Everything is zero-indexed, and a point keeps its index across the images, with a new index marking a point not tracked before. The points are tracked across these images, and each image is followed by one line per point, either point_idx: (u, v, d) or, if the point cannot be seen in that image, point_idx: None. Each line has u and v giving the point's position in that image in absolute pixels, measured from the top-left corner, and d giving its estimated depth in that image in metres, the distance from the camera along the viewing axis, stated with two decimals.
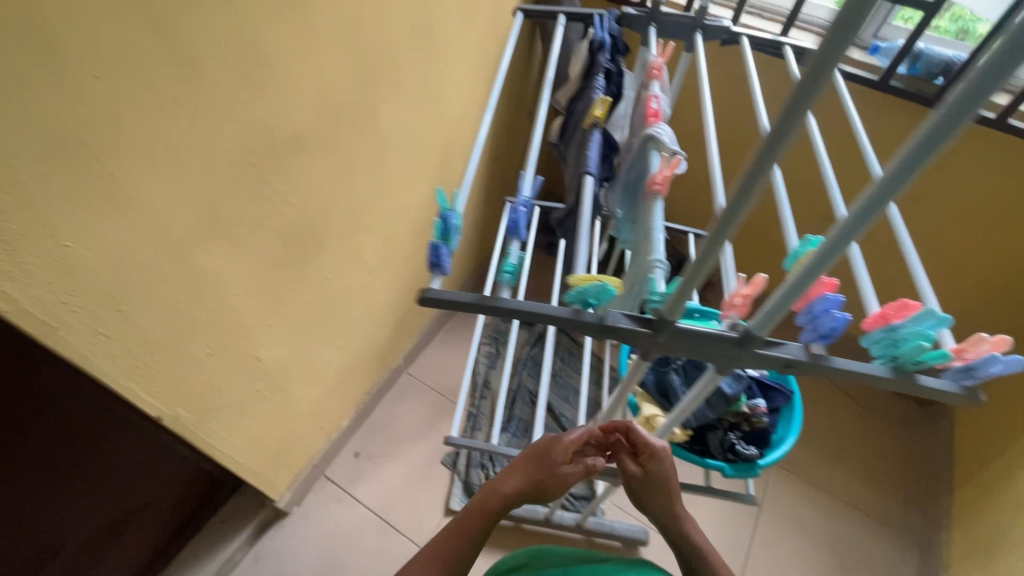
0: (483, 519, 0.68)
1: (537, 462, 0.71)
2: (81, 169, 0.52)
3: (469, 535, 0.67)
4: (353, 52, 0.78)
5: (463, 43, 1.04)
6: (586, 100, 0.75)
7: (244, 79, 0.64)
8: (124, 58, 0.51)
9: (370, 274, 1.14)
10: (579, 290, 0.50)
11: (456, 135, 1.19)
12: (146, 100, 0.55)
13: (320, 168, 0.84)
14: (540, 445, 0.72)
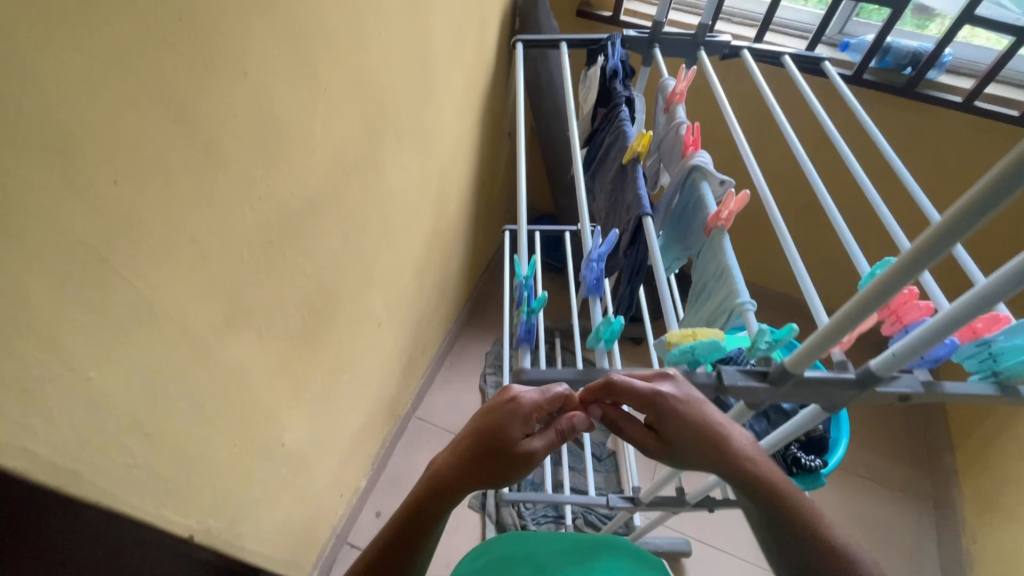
0: (405, 548, 0.49)
1: (473, 453, 0.49)
2: (101, 288, 0.44)
3: (388, 571, 0.49)
4: (358, 103, 0.72)
5: (452, 76, 1.00)
6: (615, 132, 0.73)
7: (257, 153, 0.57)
8: (137, 151, 0.44)
9: (380, 327, 1.07)
10: (683, 347, 0.49)
11: (449, 170, 1.14)
12: (163, 194, 0.48)
13: (332, 230, 0.77)
14: (476, 426, 0.50)
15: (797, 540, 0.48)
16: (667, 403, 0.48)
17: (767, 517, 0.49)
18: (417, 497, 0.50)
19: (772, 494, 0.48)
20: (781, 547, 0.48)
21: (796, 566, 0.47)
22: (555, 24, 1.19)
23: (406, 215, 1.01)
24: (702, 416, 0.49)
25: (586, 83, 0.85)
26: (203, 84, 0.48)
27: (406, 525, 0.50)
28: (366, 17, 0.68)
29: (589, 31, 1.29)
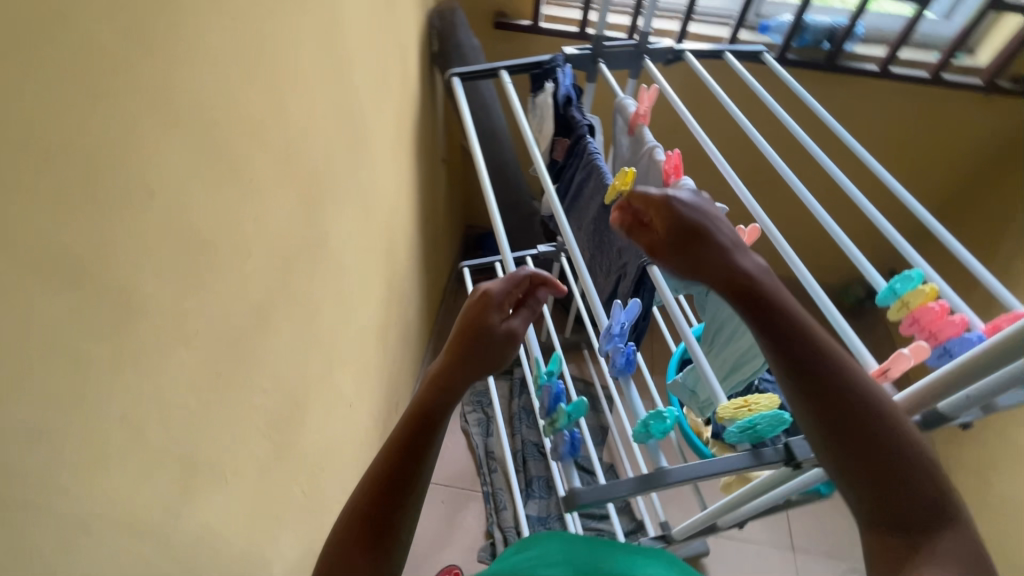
0: (397, 481, 0.44)
1: (466, 347, 0.49)
2: (10, 531, 0.33)
3: (381, 512, 0.43)
4: (289, 182, 0.61)
5: (382, 120, 0.90)
6: (588, 166, 0.66)
7: (186, 278, 0.46)
8: (27, 343, 0.32)
9: (351, 406, 0.96)
10: (748, 425, 0.43)
11: (393, 216, 1.04)
12: (73, 381, 0.36)
13: (285, 332, 0.66)
14: (465, 321, 0.50)
15: (857, 409, 0.37)
16: (677, 230, 0.40)
17: (816, 383, 0.37)
18: (407, 416, 0.46)
19: (824, 359, 0.37)
20: (840, 423, 0.37)
21: (857, 443, 0.36)
22: (476, 41, 1.11)
23: (359, 280, 0.90)
24: (721, 238, 0.40)
25: (536, 112, 0.78)
26: (102, 224, 0.36)
27: (399, 461, 0.44)
28: (285, 82, 0.57)
29: (510, 42, 1.23)
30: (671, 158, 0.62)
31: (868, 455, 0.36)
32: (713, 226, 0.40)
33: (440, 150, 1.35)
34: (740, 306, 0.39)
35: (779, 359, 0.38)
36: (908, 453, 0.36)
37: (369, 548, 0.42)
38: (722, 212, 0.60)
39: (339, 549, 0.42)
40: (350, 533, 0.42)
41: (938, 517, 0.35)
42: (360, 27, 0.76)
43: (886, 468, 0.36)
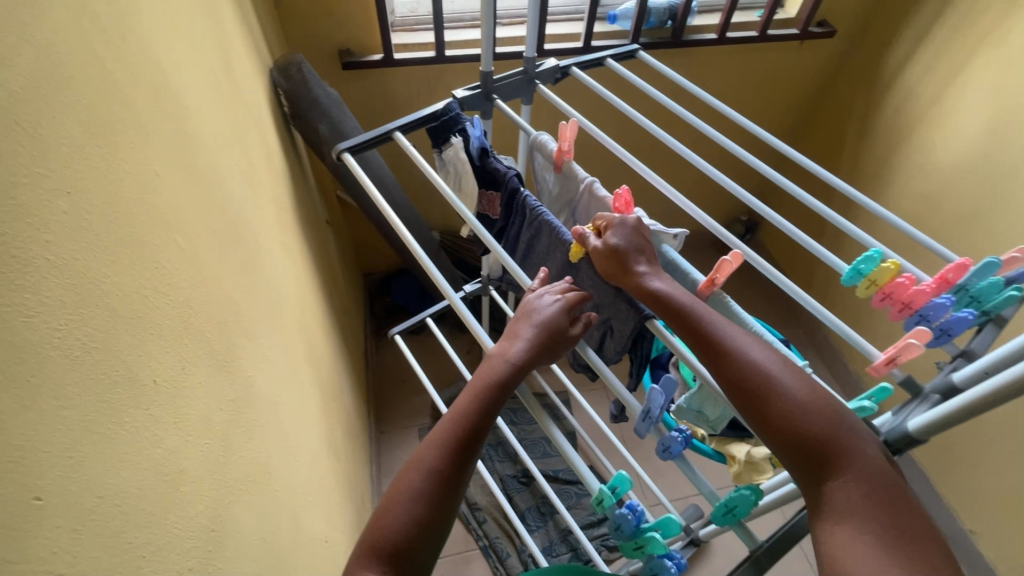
0: (466, 441, 0.49)
1: (539, 332, 0.54)
2: None
3: (446, 474, 0.47)
4: (195, 349, 0.48)
5: (262, 214, 0.76)
6: (534, 222, 0.62)
7: (119, 556, 0.33)
8: None
9: (327, 540, 0.83)
10: None
11: (302, 311, 0.90)
12: None
13: (244, 518, 0.53)
14: (541, 316, 0.55)
15: (760, 367, 0.45)
16: (610, 252, 0.54)
17: (760, 396, 0.44)
18: (481, 383, 0.52)
19: (766, 380, 0.45)
20: (783, 429, 0.43)
21: (760, 393, 0.44)
22: (332, 91, 0.99)
23: (292, 404, 0.77)
24: (647, 256, 0.54)
25: (447, 168, 0.71)
26: None
27: (470, 434, 0.50)
28: (157, 234, 0.44)
29: (366, 81, 1.11)
30: (620, 195, 0.59)
31: (761, 402, 0.44)
32: (638, 243, 0.54)
33: (321, 211, 1.20)
34: (655, 301, 0.51)
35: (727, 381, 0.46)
36: (804, 399, 0.44)
37: (427, 510, 0.46)
38: (682, 236, 0.59)
39: (403, 510, 0.46)
40: (417, 494, 0.46)
41: (839, 456, 0.42)
42: (211, 124, 0.62)
43: (778, 407, 0.44)
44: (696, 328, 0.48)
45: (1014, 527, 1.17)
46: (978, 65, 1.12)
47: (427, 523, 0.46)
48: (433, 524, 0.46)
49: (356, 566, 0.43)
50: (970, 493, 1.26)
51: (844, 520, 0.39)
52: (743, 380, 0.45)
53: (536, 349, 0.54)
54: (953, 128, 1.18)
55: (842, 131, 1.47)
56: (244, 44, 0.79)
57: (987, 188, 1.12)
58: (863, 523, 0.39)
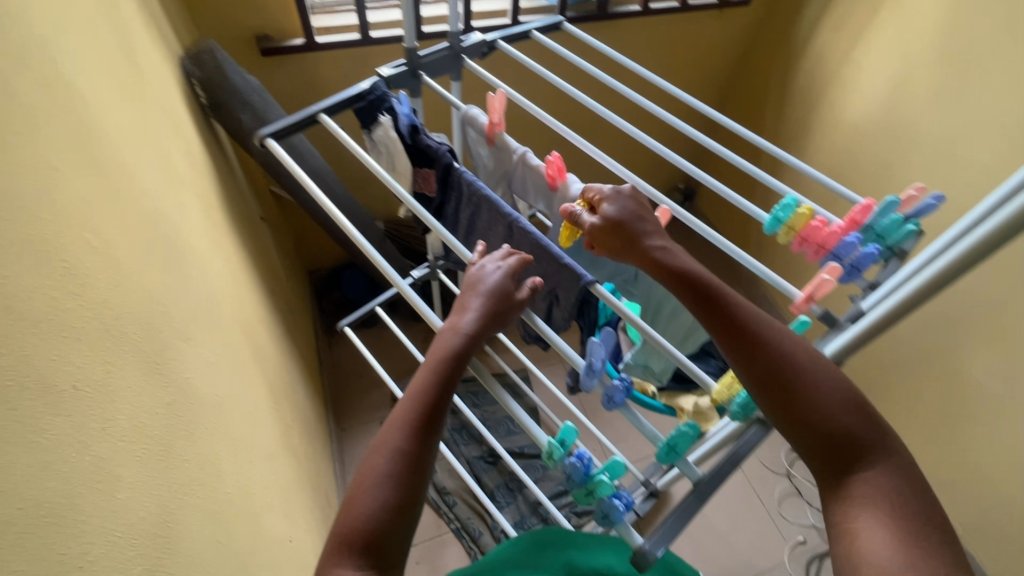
0: (427, 417, 0.49)
1: (487, 301, 0.55)
2: None
3: (411, 453, 0.48)
4: (124, 352, 0.46)
5: (187, 210, 0.72)
6: (471, 197, 0.61)
7: (54, 567, 0.32)
8: None
9: (292, 540, 0.81)
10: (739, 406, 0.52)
11: (241, 310, 0.87)
12: None
13: (195, 521, 0.51)
14: (486, 285, 0.55)
15: (793, 358, 0.46)
16: (612, 225, 0.55)
17: (789, 385, 0.45)
18: (434, 358, 0.52)
19: (798, 372, 0.46)
20: (808, 416, 0.45)
21: (789, 382, 0.45)
22: (252, 79, 0.94)
23: (239, 405, 0.74)
24: (654, 228, 0.55)
25: (378, 149, 0.69)
26: None
27: (427, 409, 0.50)
28: (65, 232, 0.42)
29: (290, 67, 1.07)
30: (551, 162, 0.61)
31: (774, 374, 0.45)
32: (642, 214, 0.55)
33: (255, 207, 1.15)
34: (677, 281, 0.51)
35: (757, 367, 0.46)
36: (836, 394, 0.45)
37: (398, 492, 0.46)
38: (615, 199, 0.62)
39: (372, 494, 0.45)
40: (385, 477, 0.46)
41: (865, 450, 0.44)
42: (117, 116, 0.58)
43: (810, 399, 0.45)
44: (709, 303, 0.49)
45: (935, 447, 1.29)
46: (879, 25, 1.20)
47: (399, 506, 0.45)
48: (404, 504, 0.46)
49: (334, 557, 0.43)
50: (898, 422, 1.38)
51: (866, 505, 0.41)
52: (771, 364, 0.46)
53: (486, 318, 0.54)
54: (862, 86, 1.26)
55: (764, 95, 1.54)
56: (148, 31, 0.74)
57: (893, 140, 1.21)
58: (884, 509, 0.40)
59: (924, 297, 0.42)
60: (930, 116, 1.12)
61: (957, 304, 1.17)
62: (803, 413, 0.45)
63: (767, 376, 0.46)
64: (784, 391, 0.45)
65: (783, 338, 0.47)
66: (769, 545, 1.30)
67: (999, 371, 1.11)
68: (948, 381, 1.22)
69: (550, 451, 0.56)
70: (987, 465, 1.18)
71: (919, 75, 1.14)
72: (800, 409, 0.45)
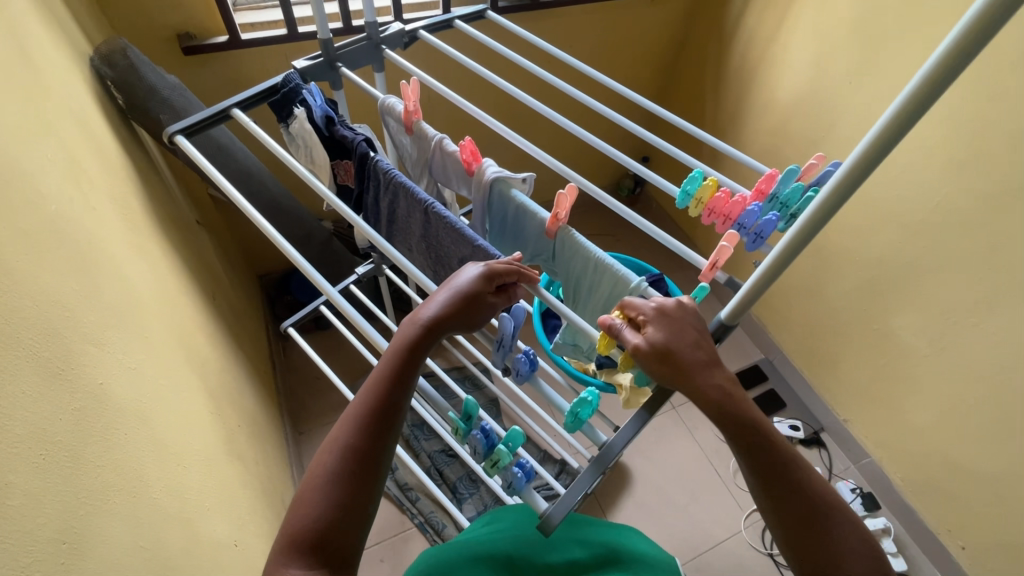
0: (381, 415, 0.48)
1: (454, 299, 0.51)
2: None
3: (363, 450, 0.47)
4: (17, 358, 0.44)
5: (100, 214, 0.70)
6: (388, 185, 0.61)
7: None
8: None
9: (238, 545, 0.80)
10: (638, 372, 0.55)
11: (172, 316, 0.84)
12: None
13: (112, 528, 0.50)
14: (457, 281, 0.52)
15: (817, 490, 0.49)
16: (660, 350, 0.50)
17: (804, 507, 0.48)
18: (392, 352, 0.51)
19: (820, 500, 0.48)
20: (818, 538, 0.47)
21: (806, 508, 0.48)
22: (172, 78, 0.92)
23: (169, 413, 0.72)
24: (707, 356, 0.51)
25: (296, 142, 0.69)
26: None
27: (381, 409, 0.49)
28: None
29: (216, 66, 1.04)
30: (466, 146, 0.61)
31: (815, 519, 0.47)
32: (694, 340, 0.51)
33: (189, 212, 1.12)
34: (710, 397, 0.49)
35: (779, 483, 0.48)
36: (852, 529, 0.47)
37: (346, 490, 0.45)
38: (531, 180, 0.63)
39: (320, 494, 0.45)
40: (334, 476, 0.45)
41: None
42: (7, 118, 0.56)
43: (823, 528, 0.47)
44: (754, 445, 0.49)
45: (875, 408, 1.35)
46: (799, 6, 1.24)
47: (349, 506, 0.45)
48: (354, 503, 0.45)
49: (278, 558, 0.42)
50: (841, 387, 1.44)
51: None
52: (792, 485, 0.48)
53: (448, 318, 0.51)
54: (788, 67, 1.31)
55: (701, 80, 1.58)
56: (48, 31, 0.71)
57: (819, 117, 1.26)
58: None
59: (808, 238, 0.45)
60: (850, 92, 1.18)
61: (885, 271, 1.23)
62: (813, 536, 0.47)
63: (789, 498, 0.48)
64: (804, 516, 0.47)
65: (821, 489, 0.49)
66: (725, 514, 1.35)
67: (925, 331, 1.17)
68: (882, 344, 1.28)
69: (455, 422, 0.59)
70: (921, 422, 1.24)
71: (837, 54, 1.19)
72: (812, 526, 0.47)
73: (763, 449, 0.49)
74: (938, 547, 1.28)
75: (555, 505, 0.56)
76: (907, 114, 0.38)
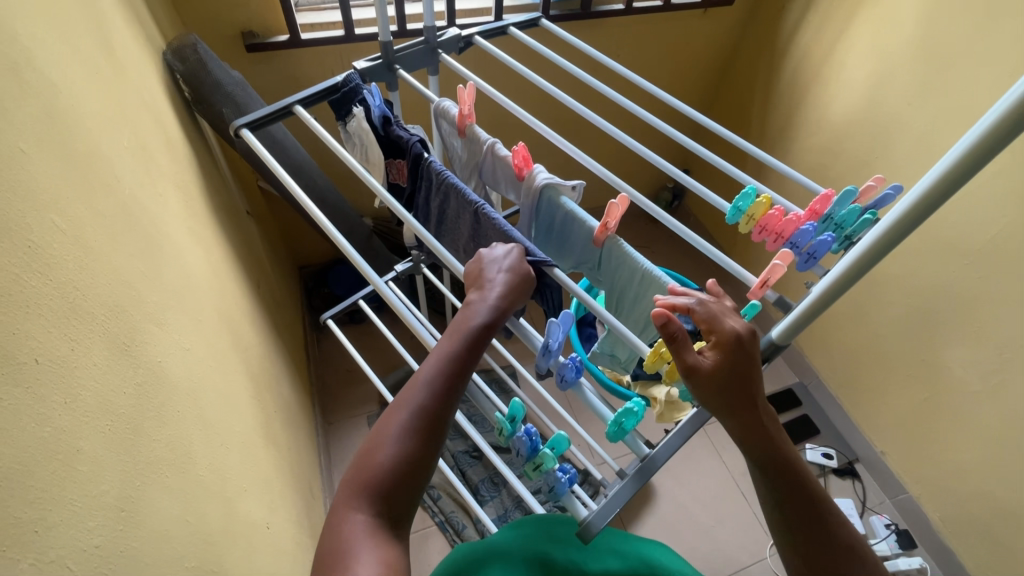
0: (451, 380, 0.49)
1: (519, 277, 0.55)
2: None
3: (431, 417, 0.47)
4: (93, 330, 0.47)
5: (164, 199, 0.73)
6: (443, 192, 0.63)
7: (2, 529, 0.33)
8: None
9: (270, 528, 0.82)
10: None
11: (222, 303, 0.88)
12: None
13: (163, 502, 0.53)
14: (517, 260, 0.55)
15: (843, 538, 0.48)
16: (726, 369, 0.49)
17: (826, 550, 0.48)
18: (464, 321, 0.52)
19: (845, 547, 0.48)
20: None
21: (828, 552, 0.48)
22: (236, 74, 0.96)
23: (214, 395, 0.75)
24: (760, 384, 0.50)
25: (353, 140, 0.71)
26: None
27: (452, 372, 0.49)
28: (34, 215, 0.43)
29: (275, 63, 1.09)
30: (518, 151, 0.62)
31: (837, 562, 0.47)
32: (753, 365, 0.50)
33: (240, 201, 1.16)
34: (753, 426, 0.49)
35: (803, 521, 0.48)
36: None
37: (413, 451, 0.46)
38: (580, 188, 0.63)
39: (390, 452, 0.45)
40: (404, 435, 0.46)
41: None
42: (91, 104, 0.59)
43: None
44: (789, 479, 0.49)
45: (918, 443, 1.30)
46: (859, 26, 1.22)
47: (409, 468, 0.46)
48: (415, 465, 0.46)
49: (345, 507, 0.43)
50: (881, 418, 1.39)
51: None
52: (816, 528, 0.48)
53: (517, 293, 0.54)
54: (842, 86, 1.28)
55: (749, 96, 1.56)
56: (128, 25, 0.76)
57: (874, 138, 1.22)
58: None
59: (872, 261, 0.44)
60: (907, 113, 1.14)
61: (936, 300, 1.18)
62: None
63: (811, 539, 0.48)
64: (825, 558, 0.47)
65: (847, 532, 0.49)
66: (751, 540, 1.31)
67: (977, 365, 1.12)
68: (929, 376, 1.23)
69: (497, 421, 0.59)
70: (966, 461, 1.19)
71: (896, 74, 1.15)
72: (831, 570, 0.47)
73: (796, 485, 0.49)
74: None
75: (595, 515, 0.56)
76: (995, 138, 0.37)
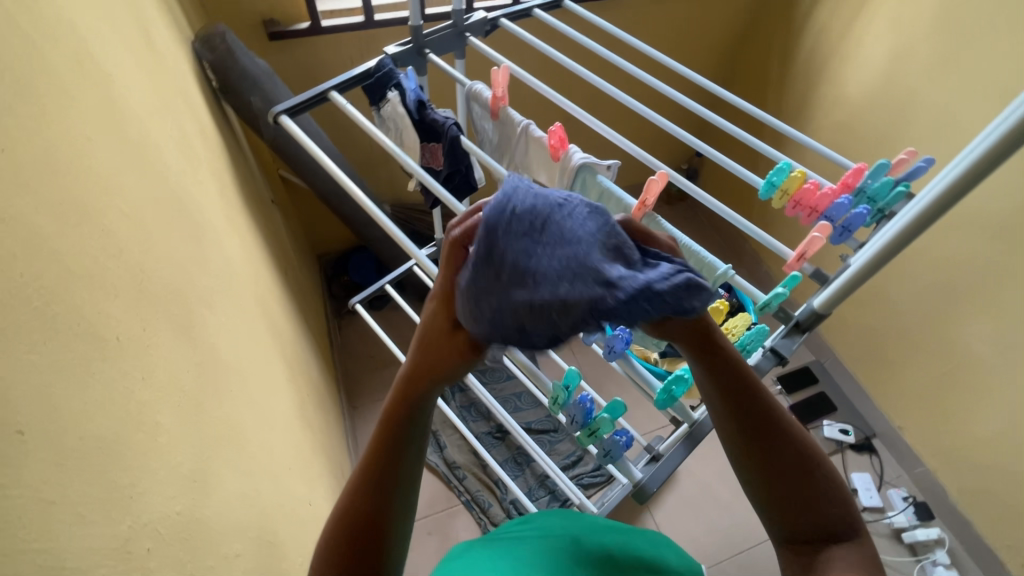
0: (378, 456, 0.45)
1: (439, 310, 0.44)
2: None
3: (362, 499, 0.44)
4: (158, 309, 0.49)
5: (203, 186, 0.75)
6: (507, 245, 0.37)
7: (102, 494, 0.35)
8: None
9: (311, 505, 0.85)
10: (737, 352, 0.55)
11: (257, 289, 0.90)
12: None
13: (224, 475, 0.55)
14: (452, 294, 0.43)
15: (801, 450, 0.46)
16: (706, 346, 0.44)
17: (787, 464, 0.45)
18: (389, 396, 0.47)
19: (803, 459, 0.45)
20: (796, 496, 0.45)
21: (794, 471, 0.45)
22: (262, 62, 0.97)
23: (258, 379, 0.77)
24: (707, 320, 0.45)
25: (386, 125, 0.72)
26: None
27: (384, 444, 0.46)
28: (103, 201, 0.45)
29: (295, 50, 1.09)
30: (552, 132, 0.64)
31: (795, 476, 0.45)
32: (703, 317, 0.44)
33: (264, 189, 1.18)
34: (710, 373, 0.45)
35: (763, 440, 0.45)
36: (835, 489, 0.46)
37: (344, 531, 0.44)
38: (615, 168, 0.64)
39: (328, 536, 0.44)
40: (335, 521, 0.44)
41: (841, 537, 0.44)
42: (137, 92, 0.60)
43: (810, 495, 0.45)
44: (744, 404, 0.45)
45: (936, 418, 1.32)
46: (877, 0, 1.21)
47: (345, 543, 0.43)
48: (352, 544, 0.43)
49: None
50: (898, 393, 1.40)
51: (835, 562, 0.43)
52: (776, 442, 0.45)
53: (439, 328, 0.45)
54: (860, 62, 1.28)
55: (765, 76, 1.56)
56: (161, 15, 0.77)
57: (895, 113, 1.22)
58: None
59: (922, 226, 0.45)
60: (927, 88, 1.14)
61: (956, 276, 1.18)
62: (798, 498, 0.45)
63: (768, 458, 0.45)
64: (788, 473, 0.45)
65: (806, 444, 0.46)
66: None
67: (996, 338, 1.13)
68: (947, 350, 1.24)
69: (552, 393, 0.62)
70: (987, 433, 1.20)
71: (915, 48, 1.15)
72: (794, 485, 0.45)
73: (755, 408, 0.45)
74: (996, 562, 1.24)
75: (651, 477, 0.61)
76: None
